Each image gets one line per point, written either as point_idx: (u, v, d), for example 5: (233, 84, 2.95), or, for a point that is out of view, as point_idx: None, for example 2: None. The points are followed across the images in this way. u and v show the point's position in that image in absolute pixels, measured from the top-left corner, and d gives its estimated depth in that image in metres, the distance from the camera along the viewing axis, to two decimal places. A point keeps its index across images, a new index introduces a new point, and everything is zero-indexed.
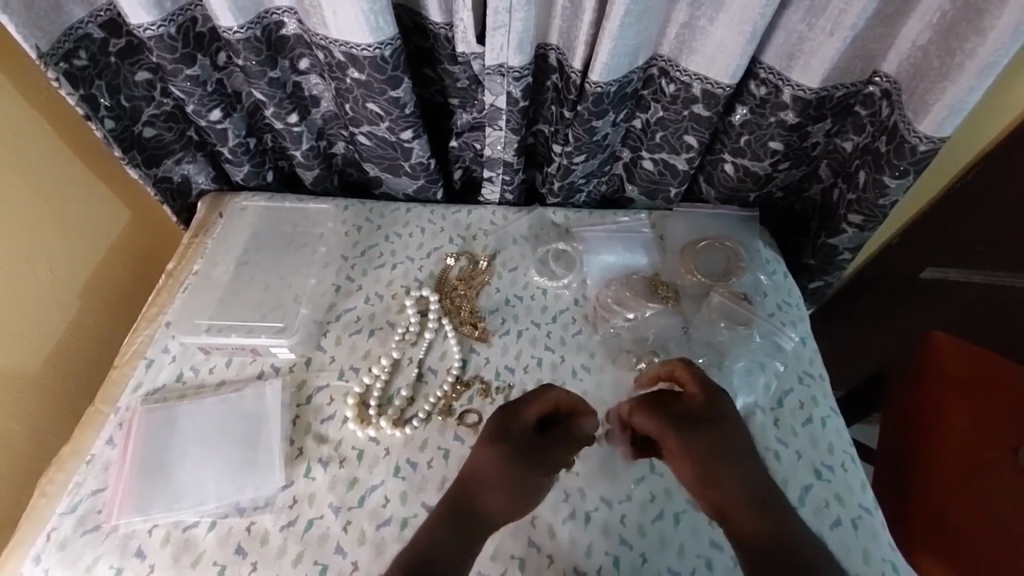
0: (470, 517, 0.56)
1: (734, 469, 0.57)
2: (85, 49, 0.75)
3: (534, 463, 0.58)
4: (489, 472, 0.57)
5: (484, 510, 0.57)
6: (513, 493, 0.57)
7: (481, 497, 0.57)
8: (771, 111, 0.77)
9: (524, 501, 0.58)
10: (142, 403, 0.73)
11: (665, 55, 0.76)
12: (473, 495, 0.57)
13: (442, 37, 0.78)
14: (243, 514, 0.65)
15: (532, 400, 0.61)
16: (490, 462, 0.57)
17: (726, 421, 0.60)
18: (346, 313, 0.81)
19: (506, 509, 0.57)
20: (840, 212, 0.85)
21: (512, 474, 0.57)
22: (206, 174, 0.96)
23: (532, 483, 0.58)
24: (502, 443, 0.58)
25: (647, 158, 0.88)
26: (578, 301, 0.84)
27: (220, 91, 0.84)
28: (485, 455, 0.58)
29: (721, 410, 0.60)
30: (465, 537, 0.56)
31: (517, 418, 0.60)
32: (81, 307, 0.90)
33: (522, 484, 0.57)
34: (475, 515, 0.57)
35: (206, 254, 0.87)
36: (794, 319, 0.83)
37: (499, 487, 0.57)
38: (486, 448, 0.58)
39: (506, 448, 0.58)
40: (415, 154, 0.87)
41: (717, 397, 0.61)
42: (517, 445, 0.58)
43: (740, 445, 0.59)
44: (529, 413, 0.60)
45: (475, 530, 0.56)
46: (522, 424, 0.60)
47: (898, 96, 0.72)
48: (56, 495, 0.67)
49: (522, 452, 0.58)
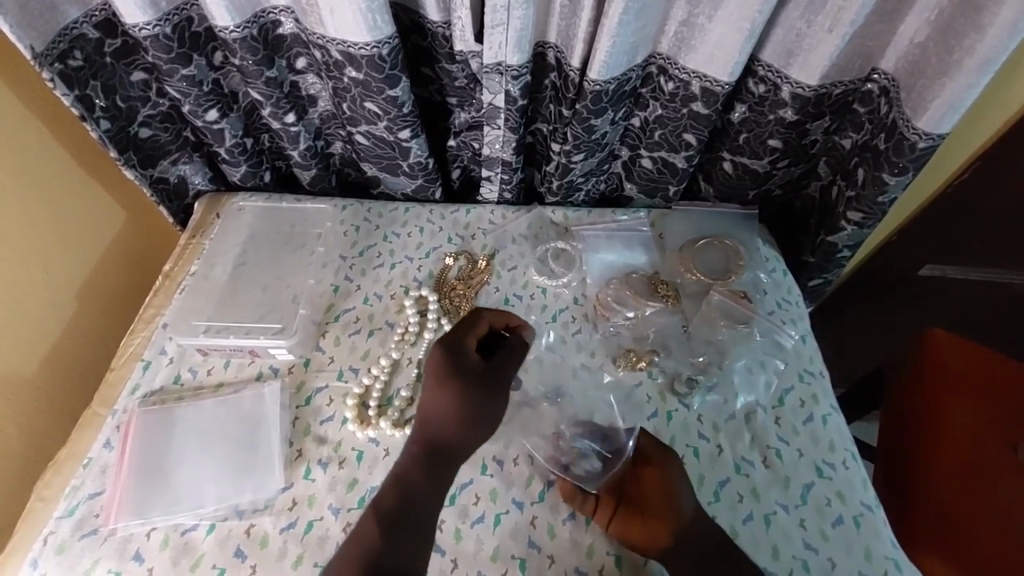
0: (443, 453, 0.64)
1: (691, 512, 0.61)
2: (81, 49, 0.74)
3: (493, 392, 0.66)
4: (450, 408, 0.64)
5: (456, 443, 0.65)
6: (474, 418, 0.65)
7: (450, 433, 0.64)
8: (770, 109, 0.78)
9: (489, 423, 0.66)
10: (139, 405, 0.72)
11: (664, 53, 0.76)
12: (437, 436, 0.64)
13: (440, 35, 0.77)
14: (242, 517, 0.65)
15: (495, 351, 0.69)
16: (449, 401, 0.64)
17: (673, 487, 0.62)
18: (343, 313, 0.81)
19: (481, 431, 0.66)
20: (839, 209, 0.85)
21: (464, 406, 0.64)
22: (203, 175, 0.95)
23: (494, 403, 0.66)
24: (455, 372, 0.65)
25: (646, 156, 0.88)
26: (578, 301, 0.84)
27: (217, 91, 0.83)
28: (446, 394, 0.64)
29: (666, 480, 0.62)
30: (434, 474, 0.64)
31: (464, 351, 0.67)
32: (78, 309, 0.89)
33: (485, 410, 0.65)
34: (446, 447, 0.65)
35: (203, 255, 0.86)
36: (794, 317, 0.82)
37: (461, 412, 0.64)
38: (440, 386, 0.65)
39: (462, 381, 0.65)
40: (412, 154, 0.87)
41: (662, 458, 0.64)
42: (467, 377, 0.65)
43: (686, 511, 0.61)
44: (497, 362, 0.68)
45: (447, 461, 0.65)
46: (467, 355, 0.67)
47: (897, 93, 0.72)
48: (53, 499, 0.67)
49: (471, 378, 0.66)
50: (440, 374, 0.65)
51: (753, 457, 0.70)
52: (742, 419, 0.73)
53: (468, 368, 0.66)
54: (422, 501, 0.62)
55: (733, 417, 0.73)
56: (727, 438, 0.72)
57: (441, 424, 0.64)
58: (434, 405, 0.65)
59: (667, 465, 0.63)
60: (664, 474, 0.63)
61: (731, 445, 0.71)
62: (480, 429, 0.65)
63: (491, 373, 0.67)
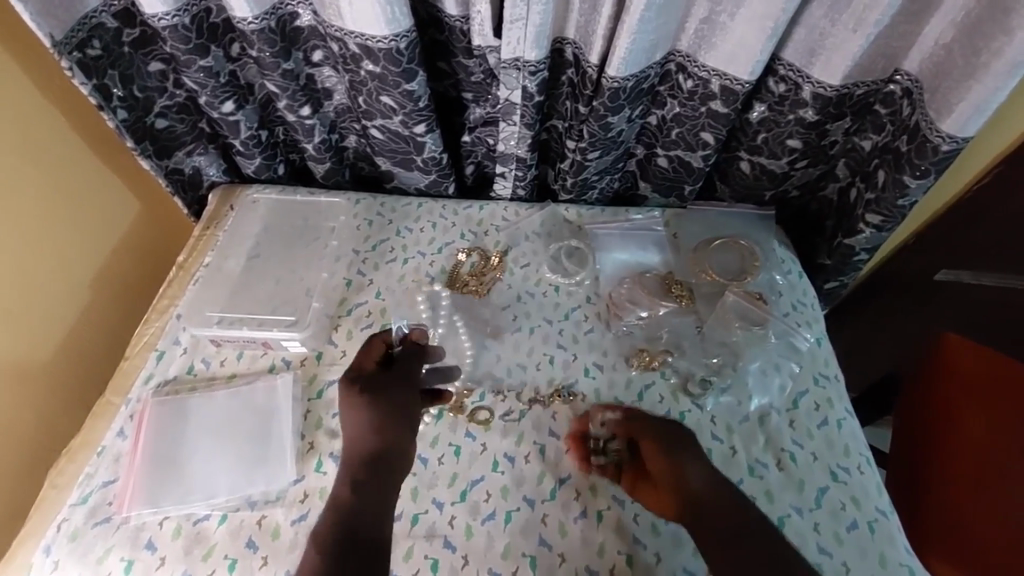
0: (371, 461, 0.61)
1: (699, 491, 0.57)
2: (99, 38, 0.74)
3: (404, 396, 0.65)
4: (363, 419, 0.62)
5: (377, 451, 0.61)
6: (391, 423, 0.63)
7: (371, 441, 0.62)
8: (790, 109, 0.77)
9: (405, 422, 0.64)
10: (152, 395, 0.73)
11: (683, 50, 0.75)
12: (363, 449, 0.61)
13: (458, 30, 0.77)
14: (254, 508, 0.65)
15: (396, 360, 0.68)
16: (361, 415, 0.63)
17: (677, 461, 0.59)
18: (356, 307, 0.81)
19: (401, 434, 0.63)
20: (858, 211, 0.84)
21: (375, 411, 0.63)
22: (217, 167, 0.95)
23: (402, 403, 0.65)
24: (355, 388, 0.65)
25: (662, 155, 0.87)
26: (591, 299, 0.83)
27: (233, 83, 0.83)
28: (358, 410, 0.63)
29: (668, 453, 0.60)
30: (369, 485, 0.59)
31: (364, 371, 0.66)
32: (92, 298, 0.90)
33: (399, 412, 0.64)
34: (374, 456, 0.61)
35: (217, 246, 0.86)
36: (810, 320, 0.81)
37: (371, 420, 0.62)
38: (352, 402, 0.64)
39: (369, 395, 0.64)
40: (427, 148, 0.86)
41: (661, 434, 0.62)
42: (369, 387, 0.65)
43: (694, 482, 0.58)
44: (402, 370, 0.67)
45: (378, 469, 0.61)
46: (364, 371, 0.66)
47: (920, 95, 0.71)
48: (68, 486, 0.67)
49: (374, 388, 0.65)
50: (349, 391, 0.65)
51: (767, 459, 0.70)
52: (756, 421, 0.73)
53: (371, 381, 0.65)
54: (363, 512, 0.57)
55: (746, 419, 0.73)
56: (741, 440, 0.71)
57: (361, 437, 0.62)
58: (350, 420, 0.63)
59: (667, 439, 0.61)
60: (664, 451, 0.60)
61: (745, 447, 0.71)
62: (399, 432, 0.63)
63: (396, 377, 0.66)
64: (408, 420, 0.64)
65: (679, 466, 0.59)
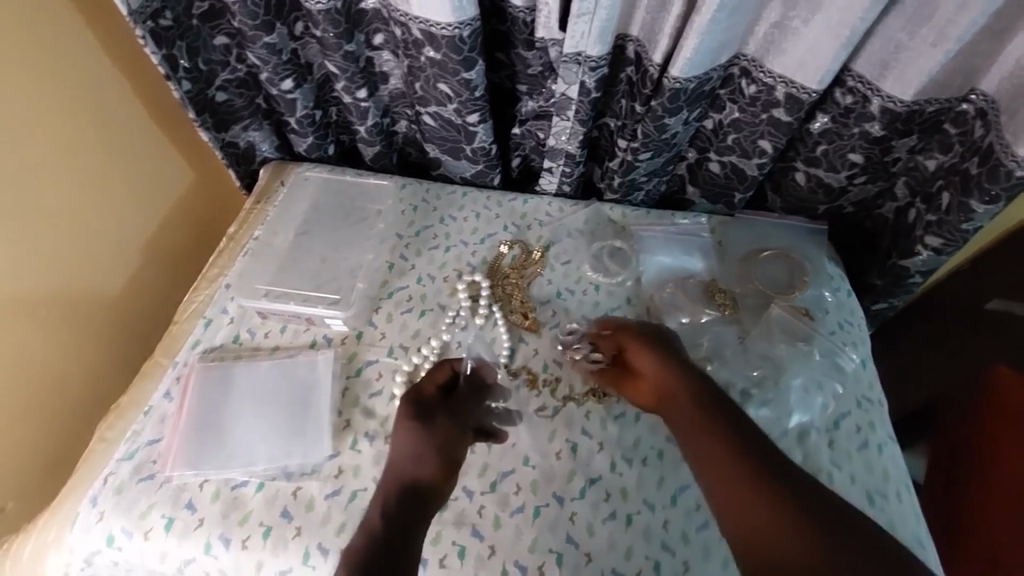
0: (415, 487, 0.60)
1: (671, 380, 0.63)
2: (171, 10, 0.76)
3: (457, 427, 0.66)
4: (415, 443, 0.63)
5: (420, 477, 0.61)
6: (439, 449, 0.63)
7: (417, 464, 0.61)
8: (855, 121, 0.75)
9: (455, 455, 0.64)
10: (198, 360, 0.75)
11: (749, 54, 0.73)
12: (408, 472, 0.61)
13: (520, 20, 0.75)
14: (290, 479, 0.66)
15: (457, 392, 0.70)
16: (410, 437, 0.63)
17: (647, 350, 0.66)
18: (398, 291, 0.82)
19: (448, 464, 0.63)
20: (916, 232, 0.81)
21: (427, 437, 0.63)
22: (270, 143, 0.97)
23: (456, 433, 0.65)
24: (412, 411, 0.66)
25: (715, 160, 0.86)
26: (631, 301, 0.83)
27: (294, 62, 0.84)
28: (410, 432, 0.64)
29: (643, 344, 0.67)
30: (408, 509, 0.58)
31: (421, 393, 0.68)
32: (143, 262, 0.92)
33: (451, 442, 0.64)
34: (418, 482, 0.61)
35: (266, 221, 0.88)
36: (856, 339, 0.79)
37: (423, 445, 0.63)
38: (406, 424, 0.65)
39: (420, 415, 0.65)
40: (477, 138, 0.86)
41: (638, 333, 0.69)
42: (426, 412, 0.66)
43: (665, 372, 0.64)
44: (460, 402, 0.69)
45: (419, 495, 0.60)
46: (422, 395, 0.68)
47: (996, 117, 0.68)
48: (115, 442, 0.69)
49: (430, 415, 0.66)
50: (405, 413, 0.66)
51: None
52: (794, 438, 0.71)
53: (429, 407, 0.67)
54: (399, 535, 0.56)
55: (784, 435, 0.71)
56: None
57: (407, 459, 0.62)
58: (401, 441, 0.64)
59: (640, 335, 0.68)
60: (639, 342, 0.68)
61: None
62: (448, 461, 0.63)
63: (453, 409, 0.67)
64: (459, 453, 0.64)
65: (653, 355, 0.66)
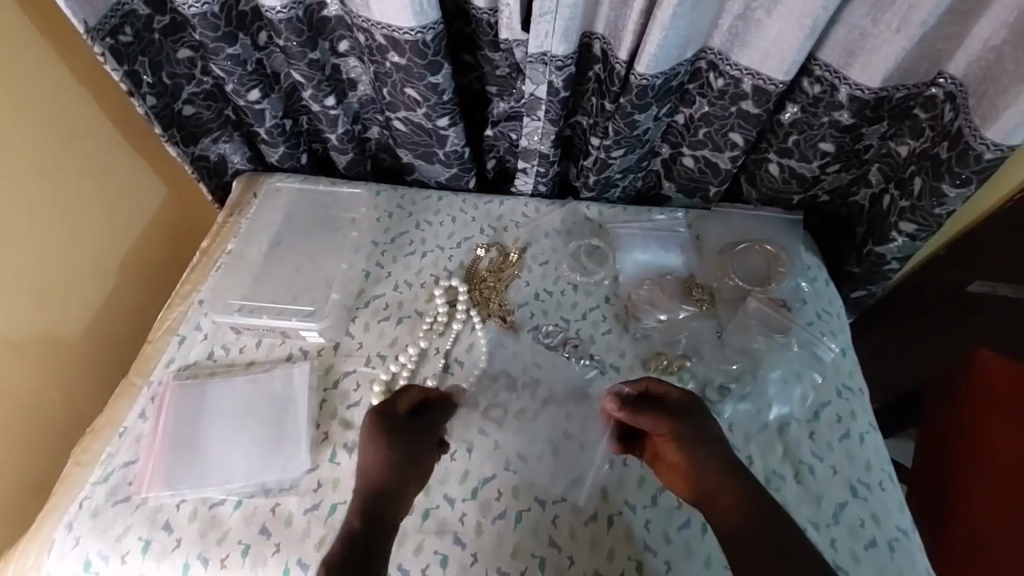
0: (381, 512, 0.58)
1: (698, 461, 0.58)
2: (130, 25, 0.75)
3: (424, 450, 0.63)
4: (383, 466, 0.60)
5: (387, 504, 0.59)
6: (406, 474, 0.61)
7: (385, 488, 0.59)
8: (824, 111, 0.74)
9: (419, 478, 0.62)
10: (173, 378, 0.74)
11: (715, 48, 0.73)
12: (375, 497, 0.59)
13: (484, 22, 0.75)
14: (268, 495, 0.66)
15: (424, 414, 0.66)
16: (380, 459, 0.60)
17: (681, 430, 0.60)
18: (374, 299, 0.81)
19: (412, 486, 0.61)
20: (890, 219, 0.81)
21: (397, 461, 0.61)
22: (241, 155, 0.96)
23: (422, 457, 0.63)
24: (381, 432, 0.62)
25: (688, 154, 0.85)
26: (610, 300, 0.82)
27: (259, 71, 0.83)
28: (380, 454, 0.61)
29: (677, 420, 0.61)
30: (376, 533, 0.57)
31: (391, 408, 0.64)
32: (118, 281, 0.91)
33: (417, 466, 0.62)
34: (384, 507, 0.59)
35: (239, 234, 0.87)
36: (834, 329, 0.79)
37: (392, 469, 0.60)
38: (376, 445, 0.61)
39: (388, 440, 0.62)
40: (449, 142, 0.86)
41: (670, 408, 0.62)
42: (394, 433, 0.62)
43: (697, 455, 0.58)
44: (427, 425, 0.65)
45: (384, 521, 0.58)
46: (393, 414, 0.64)
47: (964, 100, 0.68)
48: (90, 465, 0.69)
49: (399, 436, 0.62)
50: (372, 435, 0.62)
51: (785, 471, 0.68)
52: (775, 430, 0.71)
53: (398, 428, 0.63)
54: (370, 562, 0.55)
55: (765, 428, 0.71)
56: (758, 450, 0.70)
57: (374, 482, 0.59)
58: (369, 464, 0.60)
59: (673, 413, 0.61)
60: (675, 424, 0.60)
61: (762, 455, 0.69)
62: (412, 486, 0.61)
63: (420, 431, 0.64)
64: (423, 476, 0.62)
65: (687, 435, 0.60)
